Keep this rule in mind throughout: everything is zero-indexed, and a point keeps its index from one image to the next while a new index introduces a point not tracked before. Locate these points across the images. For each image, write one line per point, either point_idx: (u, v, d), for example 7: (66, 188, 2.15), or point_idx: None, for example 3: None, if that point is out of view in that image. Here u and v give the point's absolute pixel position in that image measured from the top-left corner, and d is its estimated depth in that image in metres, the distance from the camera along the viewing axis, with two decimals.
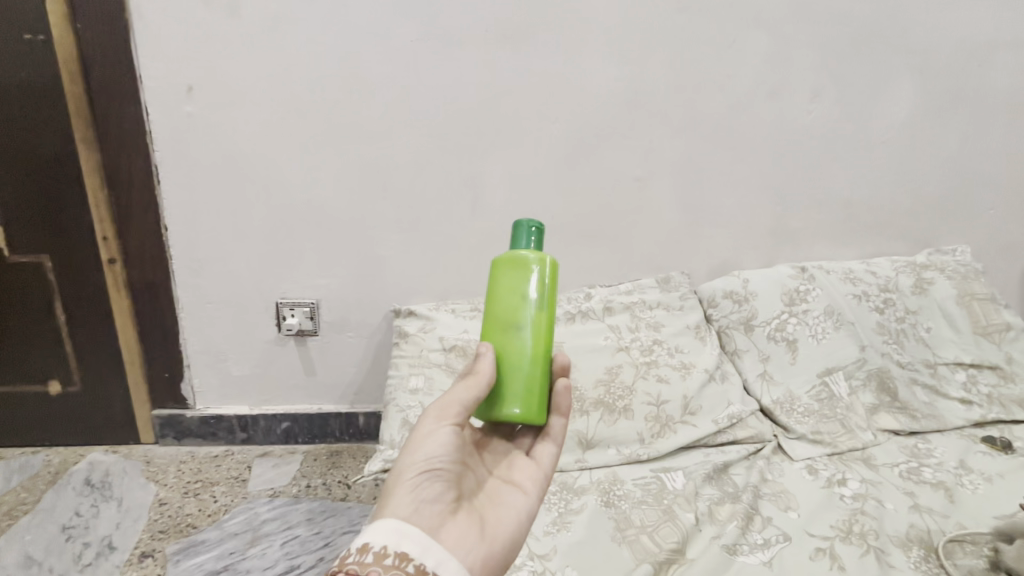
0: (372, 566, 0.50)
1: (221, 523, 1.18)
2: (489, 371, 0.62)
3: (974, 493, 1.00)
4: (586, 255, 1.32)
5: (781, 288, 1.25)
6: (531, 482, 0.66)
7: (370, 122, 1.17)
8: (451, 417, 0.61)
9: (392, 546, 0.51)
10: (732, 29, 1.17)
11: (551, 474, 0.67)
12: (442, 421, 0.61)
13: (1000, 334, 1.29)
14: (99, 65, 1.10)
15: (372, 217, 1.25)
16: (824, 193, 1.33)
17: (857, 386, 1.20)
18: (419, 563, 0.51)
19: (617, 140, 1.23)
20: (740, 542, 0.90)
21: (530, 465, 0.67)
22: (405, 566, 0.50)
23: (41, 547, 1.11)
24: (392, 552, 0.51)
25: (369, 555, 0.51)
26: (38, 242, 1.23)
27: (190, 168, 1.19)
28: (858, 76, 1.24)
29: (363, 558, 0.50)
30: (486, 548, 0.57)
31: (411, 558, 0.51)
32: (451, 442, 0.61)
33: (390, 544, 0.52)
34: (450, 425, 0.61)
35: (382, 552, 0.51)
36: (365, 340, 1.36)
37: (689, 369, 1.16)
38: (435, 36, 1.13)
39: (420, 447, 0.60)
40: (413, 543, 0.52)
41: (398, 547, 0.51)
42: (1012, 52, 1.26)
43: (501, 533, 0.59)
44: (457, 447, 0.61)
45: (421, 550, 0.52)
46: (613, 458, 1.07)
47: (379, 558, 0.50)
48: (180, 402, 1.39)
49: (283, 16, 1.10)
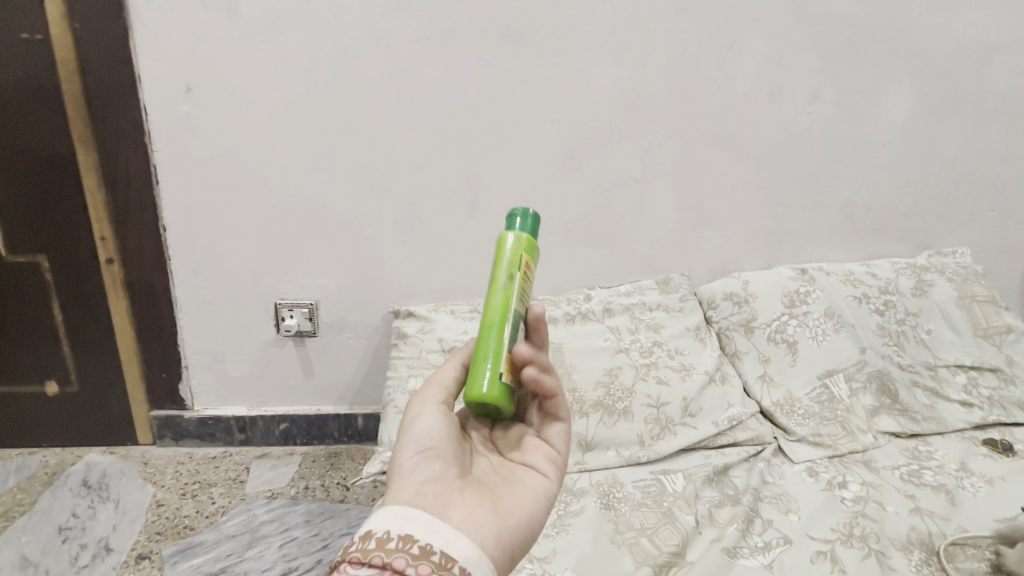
0: (375, 552, 0.48)
1: (219, 524, 1.18)
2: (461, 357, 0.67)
3: (975, 496, 1.00)
4: (585, 256, 1.32)
5: (782, 289, 1.25)
6: (545, 463, 0.64)
7: (369, 123, 1.17)
8: (435, 399, 0.64)
9: (395, 530, 0.50)
10: (732, 30, 1.17)
11: (565, 453, 0.66)
12: (430, 405, 0.63)
13: (1001, 336, 1.28)
14: (97, 64, 1.10)
15: (371, 218, 1.25)
16: (824, 195, 1.33)
17: (857, 388, 1.19)
18: (424, 543, 0.49)
19: (617, 141, 1.23)
20: (740, 544, 0.90)
21: (540, 445, 0.66)
22: (408, 548, 0.48)
23: (38, 548, 1.10)
24: (395, 535, 0.49)
25: (371, 541, 0.49)
26: (36, 242, 1.23)
27: (188, 168, 1.18)
28: (859, 78, 1.24)
29: (366, 544, 0.49)
30: (498, 522, 0.55)
31: (415, 539, 0.49)
32: (444, 424, 0.62)
33: (393, 528, 0.50)
34: (439, 407, 0.63)
35: (385, 537, 0.49)
36: (364, 341, 1.36)
37: (689, 371, 1.16)
38: (435, 36, 1.12)
39: (413, 434, 0.61)
40: (418, 524, 0.51)
41: (401, 530, 0.50)
42: (1012, 54, 1.26)
43: (514, 509, 0.58)
44: (452, 429, 0.62)
45: (427, 529, 0.50)
46: (612, 460, 1.07)
47: (382, 543, 0.49)
48: (178, 402, 1.38)
49: (282, 16, 1.09)
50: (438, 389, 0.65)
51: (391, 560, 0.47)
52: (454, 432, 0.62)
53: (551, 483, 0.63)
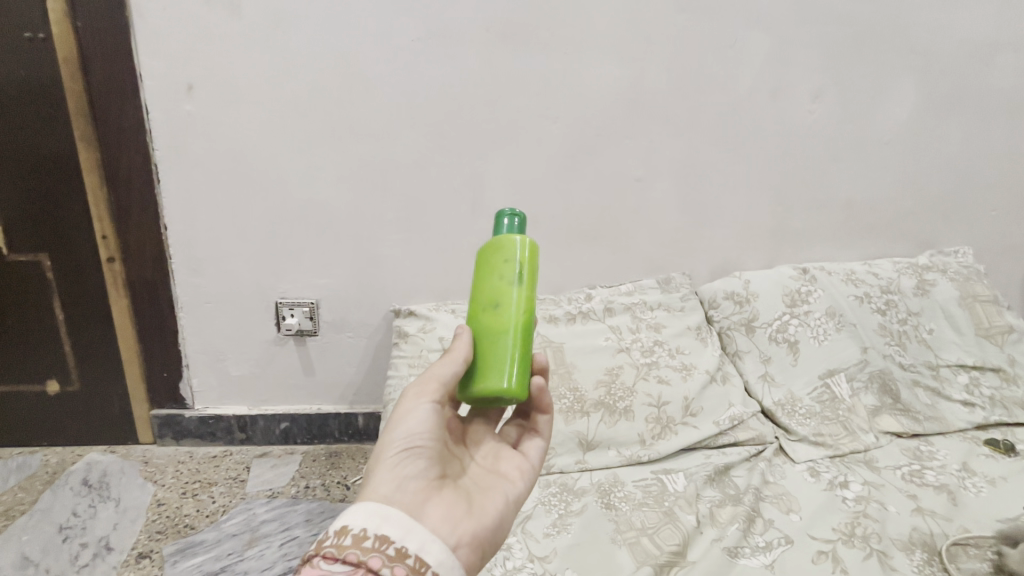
0: (350, 549, 0.48)
1: (219, 524, 1.18)
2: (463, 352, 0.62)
3: (977, 496, 0.99)
4: (586, 256, 1.32)
5: (783, 289, 1.25)
6: (515, 471, 0.66)
7: (370, 122, 1.17)
8: (429, 394, 0.60)
9: (372, 529, 0.50)
10: (733, 29, 1.17)
11: (536, 468, 0.68)
12: (422, 400, 0.60)
13: (1003, 336, 1.28)
14: (99, 63, 1.10)
15: (371, 217, 1.25)
16: (826, 194, 1.32)
17: (859, 388, 1.19)
18: (400, 545, 0.49)
19: (618, 140, 1.23)
20: (741, 544, 0.89)
21: (514, 457, 0.67)
22: (384, 548, 0.49)
23: (38, 547, 1.10)
24: (371, 534, 0.49)
25: (347, 537, 0.49)
26: (37, 241, 1.23)
27: (189, 166, 1.18)
28: (860, 77, 1.24)
29: (341, 540, 0.49)
30: (473, 528, 0.56)
31: (392, 541, 0.49)
32: (433, 422, 0.60)
33: (370, 526, 0.50)
34: (432, 404, 0.60)
35: (362, 534, 0.49)
36: (364, 341, 1.36)
37: (690, 370, 1.16)
38: (436, 34, 1.12)
39: (400, 429, 0.59)
40: (394, 525, 0.51)
41: (377, 529, 0.50)
42: (1014, 52, 1.26)
43: (488, 513, 0.58)
44: (439, 429, 0.61)
45: (404, 532, 0.51)
46: (613, 459, 1.06)
47: (358, 541, 0.49)
48: (179, 401, 1.38)
49: (283, 14, 1.09)
50: (434, 383, 0.60)
51: (366, 559, 0.48)
52: (441, 430, 0.61)
53: (524, 492, 0.65)
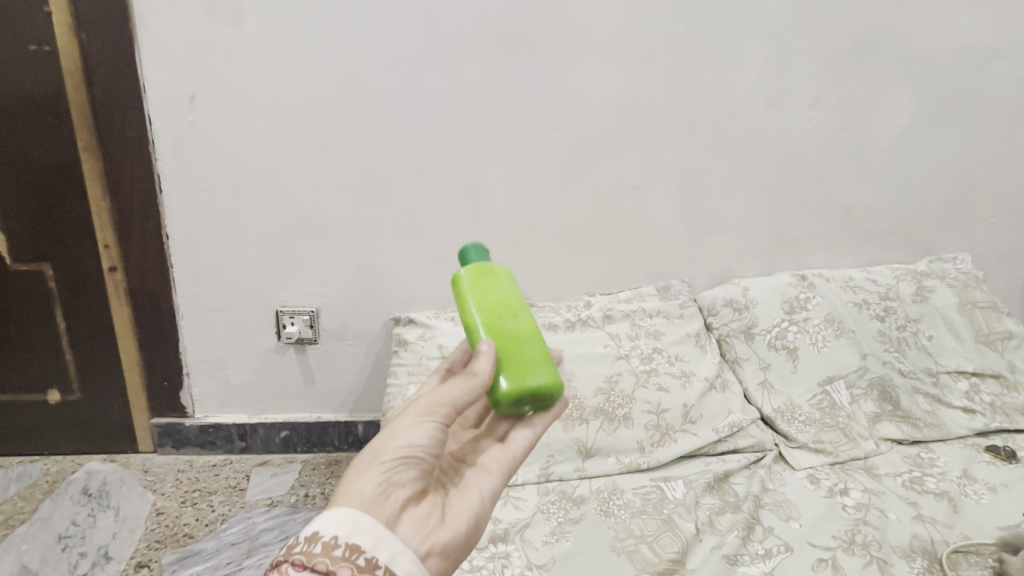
0: (319, 557, 0.48)
1: (218, 533, 1.17)
2: (484, 374, 0.58)
3: (978, 503, 0.99)
4: (585, 263, 1.32)
5: (781, 296, 1.25)
6: (497, 465, 0.63)
7: (371, 131, 1.18)
8: (434, 403, 0.58)
9: (343, 537, 0.49)
10: (729, 39, 1.18)
11: (520, 459, 0.65)
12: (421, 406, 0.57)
13: (1002, 342, 1.28)
14: (103, 75, 1.12)
15: (372, 225, 1.26)
16: (824, 201, 1.33)
17: (859, 395, 1.19)
18: (371, 555, 0.49)
19: (616, 149, 1.24)
20: (741, 551, 0.89)
21: (499, 450, 0.65)
22: (355, 558, 0.49)
23: (37, 556, 1.11)
24: (343, 543, 0.49)
25: (318, 545, 0.49)
26: (40, 250, 1.24)
27: (192, 176, 1.19)
28: (856, 85, 1.25)
29: (311, 548, 0.49)
30: (446, 536, 0.55)
31: (362, 551, 0.49)
32: (430, 431, 0.57)
33: (342, 534, 0.49)
34: (434, 414, 0.58)
35: (332, 542, 0.49)
36: (364, 349, 1.36)
37: (689, 377, 1.16)
38: (436, 45, 1.14)
39: (397, 434, 0.56)
40: (366, 534, 0.50)
41: (349, 537, 0.49)
42: (1009, 61, 1.27)
43: (462, 519, 0.57)
44: (436, 438, 0.58)
45: (376, 541, 0.50)
46: (613, 467, 1.07)
47: (328, 549, 0.49)
48: (179, 410, 1.38)
49: (285, 27, 1.11)
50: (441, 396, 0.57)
51: (335, 568, 0.48)
52: (436, 437, 0.58)
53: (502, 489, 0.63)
